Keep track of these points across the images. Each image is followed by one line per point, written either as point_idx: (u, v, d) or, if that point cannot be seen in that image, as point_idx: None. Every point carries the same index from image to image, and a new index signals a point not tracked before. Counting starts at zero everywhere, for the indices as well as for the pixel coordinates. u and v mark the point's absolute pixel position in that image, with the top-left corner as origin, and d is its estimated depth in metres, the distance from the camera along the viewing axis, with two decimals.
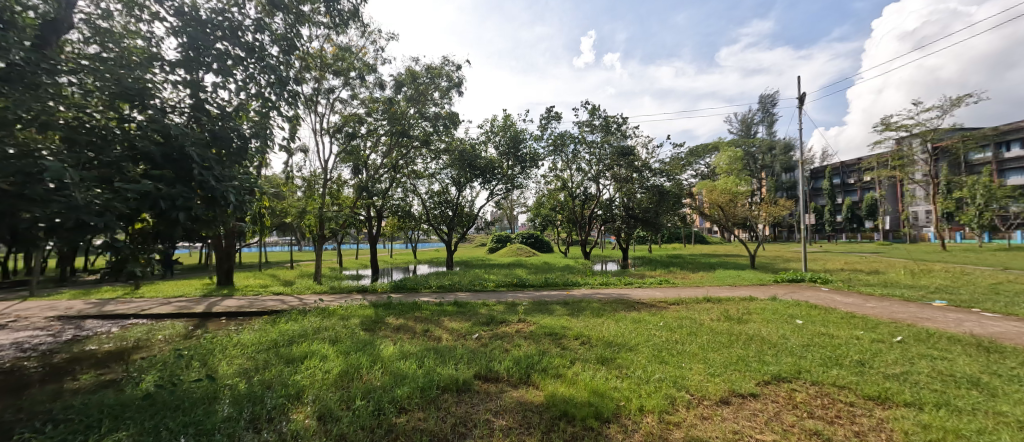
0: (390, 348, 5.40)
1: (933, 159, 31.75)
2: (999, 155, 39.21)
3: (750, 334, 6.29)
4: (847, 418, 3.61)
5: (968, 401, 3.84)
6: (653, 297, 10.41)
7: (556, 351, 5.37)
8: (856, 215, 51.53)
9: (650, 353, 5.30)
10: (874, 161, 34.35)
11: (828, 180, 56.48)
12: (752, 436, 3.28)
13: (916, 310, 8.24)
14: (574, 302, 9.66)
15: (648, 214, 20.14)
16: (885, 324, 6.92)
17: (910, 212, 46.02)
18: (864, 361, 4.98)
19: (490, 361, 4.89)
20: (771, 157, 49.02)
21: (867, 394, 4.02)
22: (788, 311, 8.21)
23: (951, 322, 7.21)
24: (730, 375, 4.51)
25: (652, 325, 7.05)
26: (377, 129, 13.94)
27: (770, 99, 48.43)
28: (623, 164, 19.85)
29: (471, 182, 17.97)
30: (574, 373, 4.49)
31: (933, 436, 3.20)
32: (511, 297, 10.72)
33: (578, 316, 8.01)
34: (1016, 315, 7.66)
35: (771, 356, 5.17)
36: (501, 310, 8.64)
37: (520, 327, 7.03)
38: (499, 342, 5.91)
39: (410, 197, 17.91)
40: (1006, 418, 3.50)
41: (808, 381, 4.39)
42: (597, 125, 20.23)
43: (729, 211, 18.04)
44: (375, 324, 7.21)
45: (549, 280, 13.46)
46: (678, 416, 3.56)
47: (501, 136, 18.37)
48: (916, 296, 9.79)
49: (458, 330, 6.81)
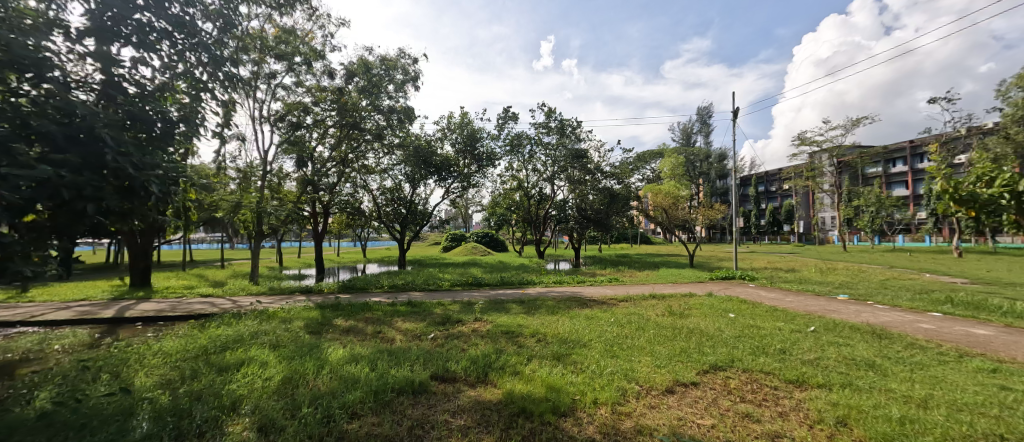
0: (339, 351, 5.12)
1: (838, 171, 36.30)
2: (888, 170, 45.76)
3: (690, 327, 6.77)
4: (773, 401, 4.01)
5: (866, 381, 4.44)
6: (603, 293, 10.89)
7: (514, 349, 5.42)
8: (777, 220, 57.49)
9: (603, 348, 5.52)
10: (791, 171, 38.52)
11: (754, 188, 62.76)
12: (694, 421, 3.54)
13: (825, 303, 9.40)
14: (529, 300, 9.78)
15: (600, 216, 20.38)
16: (801, 316, 7.80)
17: (819, 218, 52.32)
18: (785, 348, 5.58)
19: (448, 362, 4.81)
20: (708, 165, 52.80)
21: (788, 378, 4.48)
22: (721, 305, 8.96)
23: (852, 313, 8.32)
24: (674, 366, 4.83)
25: (604, 321, 7.34)
26: (325, 119, 13.15)
27: (707, 112, 52.62)
28: (576, 166, 20.98)
29: (426, 179, 17.61)
30: (531, 370, 4.56)
31: (840, 413, 3.65)
32: (466, 296, 10.64)
33: (534, 314, 8.07)
34: (900, 306, 9.01)
35: (708, 347, 5.61)
36: (457, 309, 8.54)
37: (477, 326, 6.97)
38: (456, 341, 5.85)
39: (360, 193, 17.14)
40: (895, 394, 4.10)
41: (740, 368, 4.83)
42: (553, 127, 21.02)
43: (671, 214, 19.27)
44: (321, 326, 6.80)
45: (504, 279, 13.41)
46: (629, 407, 3.73)
47: (457, 134, 18.25)
48: (825, 291, 11.15)
49: (412, 330, 6.62)
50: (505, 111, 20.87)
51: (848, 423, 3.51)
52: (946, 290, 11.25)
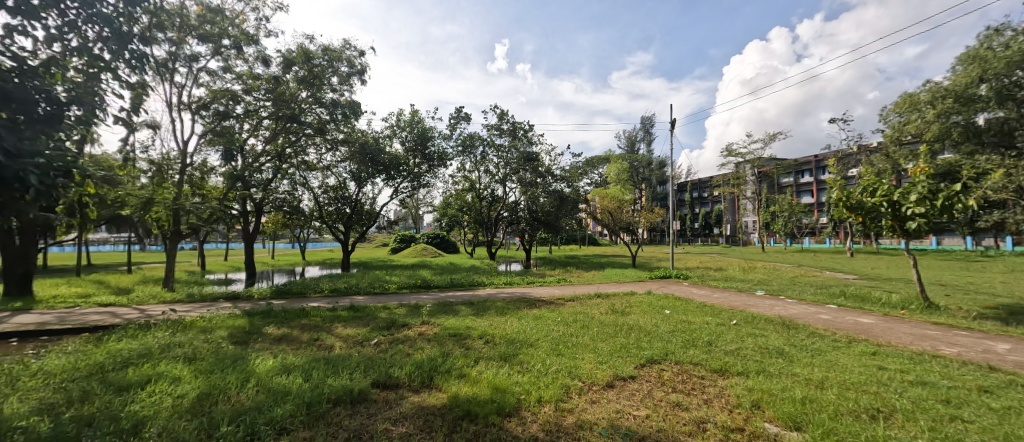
0: (269, 362, 4.71)
1: (759, 180, 40.37)
2: (798, 180, 51.83)
3: (630, 324, 7.13)
4: (700, 389, 4.33)
5: (776, 367, 4.95)
6: (551, 294, 11.12)
7: (461, 352, 5.34)
8: (708, 223, 62.60)
9: (549, 347, 5.63)
10: (721, 179, 42.15)
11: (689, 194, 67.83)
12: (631, 413, 3.70)
13: (747, 298, 10.38)
14: (479, 302, 9.72)
15: (550, 218, 21.37)
16: (726, 311, 8.53)
17: (743, 222, 57.87)
18: (711, 341, 6.06)
19: (391, 368, 4.61)
20: (650, 171, 56.08)
21: (714, 368, 4.87)
22: (658, 302, 9.52)
23: (769, 307, 9.26)
24: (615, 361, 5.04)
25: (551, 321, 7.49)
26: (259, 110, 12.10)
27: (649, 122, 55.92)
28: (528, 169, 21.24)
29: (373, 178, 16.87)
30: (477, 372, 4.52)
31: (755, 396, 4.03)
32: (413, 299, 10.33)
33: (483, 316, 8.02)
34: (806, 300, 10.20)
35: (645, 342, 5.94)
36: (403, 313, 8.24)
37: (424, 330, 6.78)
38: (401, 346, 5.64)
39: (299, 190, 16.02)
40: (799, 377, 4.60)
41: (673, 361, 5.16)
42: (505, 129, 21.16)
43: (616, 217, 20.22)
44: (249, 335, 6.21)
45: (454, 281, 13.20)
46: (572, 403, 3.83)
47: (407, 132, 17.71)
48: (747, 287, 12.33)
49: (354, 336, 6.27)
50: (457, 111, 20.63)
51: (760, 405, 3.88)
52: (842, 285, 12.96)
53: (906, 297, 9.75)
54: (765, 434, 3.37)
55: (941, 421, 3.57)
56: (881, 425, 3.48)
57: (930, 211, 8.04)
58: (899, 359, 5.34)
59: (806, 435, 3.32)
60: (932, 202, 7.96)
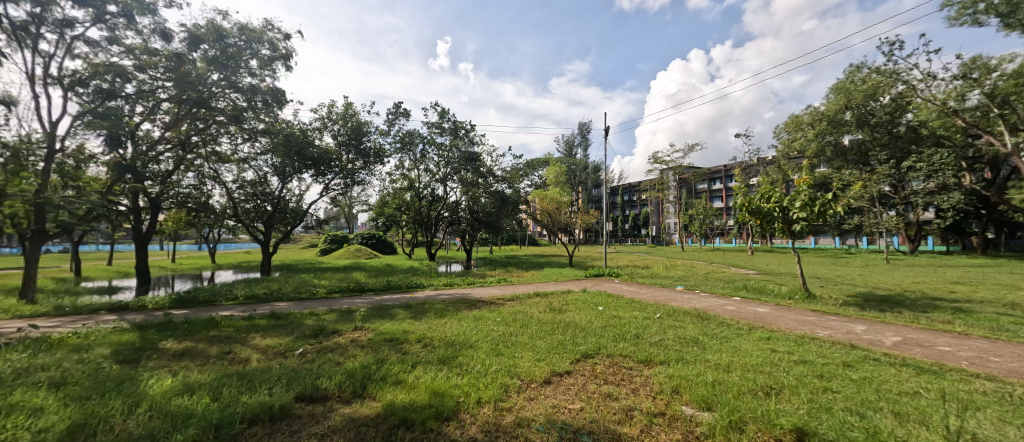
0: (165, 382, 4.02)
1: (680, 186, 44.26)
2: (711, 187, 57.89)
3: (567, 321, 7.32)
4: (627, 379, 4.55)
5: (692, 354, 5.39)
6: (492, 294, 11.06)
7: (397, 357, 5.05)
8: (637, 224, 67.28)
9: (489, 348, 5.54)
10: (648, 184, 45.45)
11: (620, 197, 72.27)
12: (566, 406, 3.76)
13: (671, 293, 11.22)
14: (418, 304, 9.35)
15: (491, 218, 21.67)
16: (653, 305, 9.14)
17: (666, 224, 63.10)
18: (638, 334, 6.45)
19: (318, 379, 4.20)
20: (586, 174, 58.67)
21: (641, 358, 5.15)
22: (592, 299, 9.92)
23: (689, 300, 10.10)
24: (552, 358, 5.12)
25: (491, 321, 7.41)
26: (157, 91, 10.46)
27: (586, 127, 58.52)
28: (469, 169, 21.03)
29: (299, 173, 15.52)
30: (414, 377, 4.29)
31: (673, 383, 4.33)
32: (344, 303, 9.63)
33: (421, 318, 7.72)
34: (719, 293, 11.32)
35: (581, 337, 6.14)
36: (333, 319, 7.63)
37: (357, 336, 6.32)
38: (330, 355, 5.18)
39: (208, 185, 14.20)
40: (710, 362, 5.06)
41: (604, 354, 5.37)
42: (446, 128, 20.77)
43: (554, 217, 20.76)
44: (140, 352, 5.28)
45: (390, 283, 12.59)
46: (510, 401, 3.79)
47: (339, 125, 16.56)
48: (670, 283, 13.38)
49: (274, 347, 5.64)
50: (395, 106, 19.81)
51: (679, 390, 4.18)
52: (748, 279, 14.64)
53: (794, 289, 11.30)
54: (682, 416, 3.63)
55: (818, 393, 4.14)
56: (774, 399, 3.93)
57: (810, 215, 9.42)
58: (788, 342, 6.12)
59: (715, 415, 3.60)
60: (811, 208, 9.33)
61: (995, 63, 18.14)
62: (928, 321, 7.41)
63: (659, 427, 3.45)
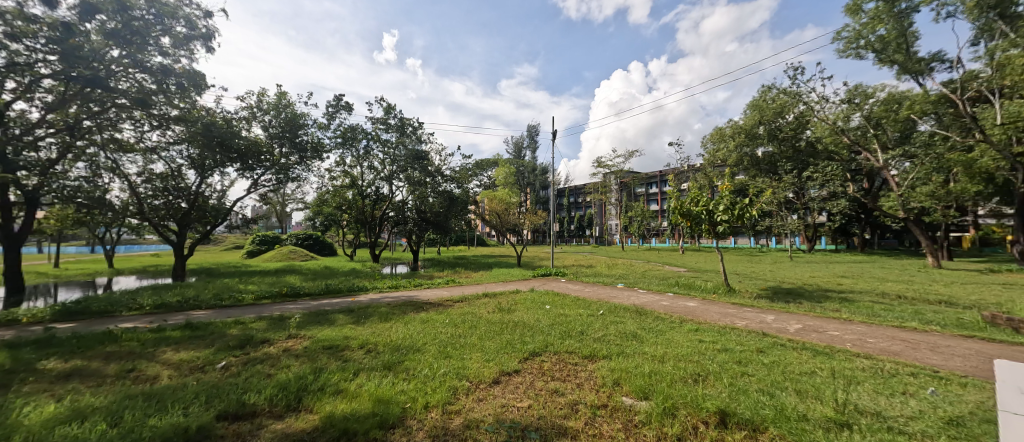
0: (46, 410, 3.43)
1: (621, 189, 46.73)
2: (648, 190, 61.80)
3: (515, 321, 7.39)
4: (572, 374, 4.72)
5: (632, 348, 5.72)
6: (439, 295, 10.87)
7: (337, 365, 4.78)
8: (582, 225, 69.88)
9: (437, 350, 5.45)
10: (592, 186, 47.40)
11: (566, 198, 74.63)
12: (514, 405, 3.82)
13: (612, 291, 11.81)
14: (360, 309, 8.91)
15: (439, 218, 21.19)
16: (597, 303, 9.57)
17: (608, 224, 66.25)
18: (583, 330, 6.72)
19: (244, 394, 3.85)
20: (534, 176, 59.78)
21: (585, 354, 5.37)
22: (540, 298, 10.12)
23: (629, 297, 10.70)
24: (501, 358, 5.15)
25: (439, 323, 7.27)
26: (39, 66, 8.89)
27: (533, 130, 59.60)
28: (416, 167, 20.58)
29: (222, 167, 14.10)
30: (356, 385, 4.09)
31: (614, 375, 4.57)
32: (276, 310, 8.90)
33: (363, 323, 7.37)
34: (655, 290, 12.14)
35: (529, 336, 6.26)
36: (263, 327, 7.03)
37: (290, 345, 5.87)
38: (259, 367, 4.76)
39: (106, 178, 12.41)
40: (646, 354, 5.41)
41: (551, 352, 5.52)
42: (391, 124, 20.06)
43: (503, 218, 20.86)
44: (14, 375, 4.47)
45: (329, 287, 11.86)
46: (459, 404, 3.76)
47: (272, 116, 15.29)
48: (612, 281, 14.07)
49: (191, 361, 5.07)
50: (336, 99, 18.79)
51: (620, 382, 4.42)
52: (680, 276, 15.85)
53: (718, 284, 12.45)
54: (623, 407, 3.84)
55: (737, 377, 4.60)
56: (701, 385, 4.29)
57: (731, 218, 10.43)
58: (712, 333, 6.73)
59: (651, 403, 3.86)
60: (732, 211, 10.34)
61: (872, 90, 21.42)
62: (823, 310, 8.56)
63: (602, 419, 3.61)
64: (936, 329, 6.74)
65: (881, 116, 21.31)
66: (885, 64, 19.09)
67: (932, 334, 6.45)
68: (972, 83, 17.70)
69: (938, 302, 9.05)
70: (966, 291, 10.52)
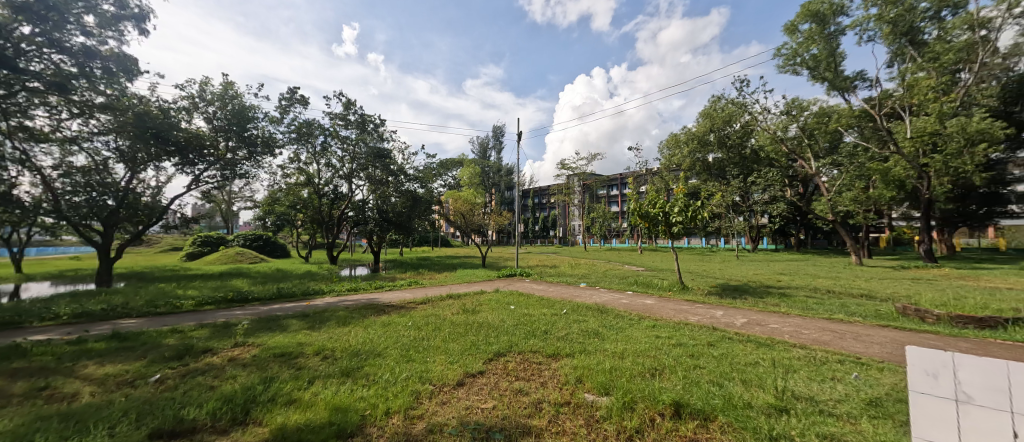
0: None
1: (584, 191, 47.93)
2: (610, 192, 63.80)
3: (479, 321, 7.42)
4: (535, 373, 4.83)
5: (594, 345, 5.92)
6: (402, 298, 10.66)
7: (290, 373, 4.60)
8: (546, 226, 70.90)
9: (399, 354, 5.37)
10: (557, 188, 48.23)
11: (531, 199, 75.42)
12: (479, 407, 3.86)
13: (575, 290, 12.12)
14: (316, 313, 8.56)
15: (402, 218, 20.65)
16: (560, 302, 9.79)
17: (572, 225, 67.69)
18: (547, 329, 6.87)
19: (182, 409, 3.63)
20: (499, 177, 59.91)
21: (549, 353, 5.50)
22: (505, 299, 10.20)
23: (590, 296, 11.03)
24: (465, 359, 5.17)
25: (401, 326, 7.15)
26: None
27: (499, 131, 59.82)
28: (378, 166, 20.20)
29: (158, 161, 13.02)
30: (311, 394, 3.98)
31: (576, 373, 4.73)
32: (221, 316, 8.36)
33: (320, 328, 7.11)
34: (615, 288, 12.58)
35: (493, 337, 6.32)
36: (205, 336, 6.59)
37: (237, 354, 5.56)
38: (200, 379, 4.47)
39: (16, 171, 11.09)
40: (608, 351, 5.62)
41: (516, 351, 5.61)
42: (351, 120, 19.42)
43: (468, 219, 20.74)
44: None
45: (281, 291, 11.27)
46: (422, 408, 3.75)
47: (216, 107, 14.31)
48: (574, 281, 14.42)
49: (120, 375, 4.68)
50: (291, 92, 17.93)
51: (582, 379, 4.58)
52: (638, 275, 16.53)
53: (673, 283, 13.10)
54: (585, 403, 3.98)
55: (690, 370, 4.90)
56: (658, 379, 4.54)
57: (685, 219, 11.03)
58: (665, 329, 7.10)
59: (612, 398, 4.03)
60: (686, 213, 10.94)
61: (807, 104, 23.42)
62: (765, 305, 9.26)
63: (565, 416, 3.74)
64: (858, 320, 7.53)
65: (814, 127, 23.17)
66: (818, 80, 20.95)
67: (855, 325, 7.19)
68: (888, 101, 19.90)
69: (860, 296, 10.10)
70: (884, 286, 11.79)
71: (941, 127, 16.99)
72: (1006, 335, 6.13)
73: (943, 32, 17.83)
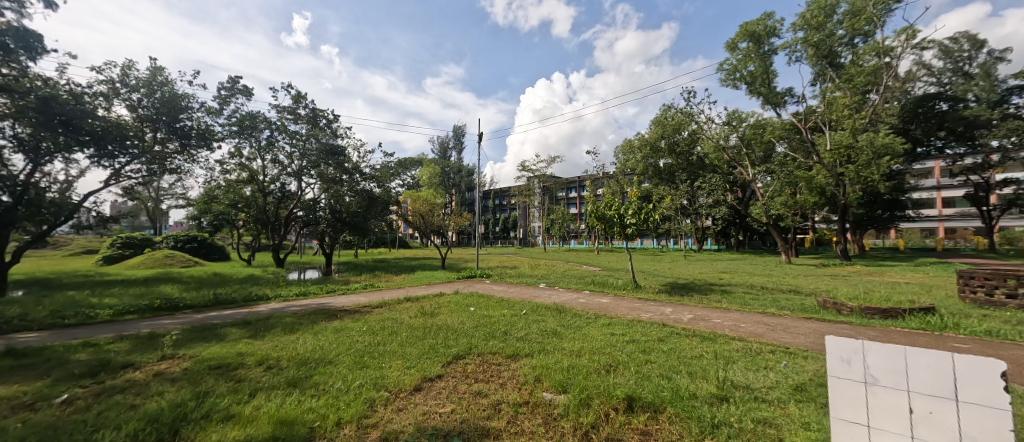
0: None
1: (544, 193, 48.70)
2: (568, 195, 65.26)
3: (439, 324, 7.37)
4: (494, 374, 4.89)
5: (552, 344, 6.09)
6: (356, 302, 10.31)
7: (229, 386, 4.32)
8: (507, 227, 71.20)
9: (352, 361, 5.22)
10: (517, 189, 48.65)
11: (492, 200, 75.45)
12: (436, 411, 3.85)
13: (534, 291, 12.32)
14: (258, 320, 8.05)
15: (356, 219, 20.21)
16: (519, 302, 9.92)
17: (532, 226, 68.48)
18: (507, 330, 6.96)
19: (94, 433, 3.31)
20: (460, 177, 59.41)
21: (507, 354, 5.58)
22: (464, 301, 10.18)
23: (549, 296, 11.27)
24: (423, 363, 5.12)
25: (356, 332, 6.93)
26: None
27: (460, 131, 59.37)
28: (331, 163, 19.23)
29: (70, 153, 11.64)
30: (253, 408, 3.78)
31: (533, 372, 4.85)
32: (146, 327, 7.62)
33: (263, 336, 6.71)
34: (572, 288, 12.92)
35: (452, 339, 6.30)
36: (126, 349, 5.98)
37: (164, 368, 5.11)
38: (118, 397, 4.08)
39: None
40: (565, 350, 5.81)
41: (475, 354, 5.64)
42: (302, 115, 18.45)
43: (427, 220, 20.36)
44: None
45: (218, 297, 10.46)
46: (376, 416, 3.68)
47: (142, 94, 13.03)
48: (533, 282, 14.62)
49: (18, 397, 4.14)
50: (233, 82, 16.75)
51: (540, 378, 4.71)
52: (594, 275, 17.06)
53: (626, 282, 13.69)
54: (542, 402, 4.10)
55: (641, 364, 5.19)
56: (611, 375, 4.77)
57: (638, 221, 11.60)
58: (618, 326, 7.44)
59: (567, 396, 4.19)
60: (639, 215, 11.52)
61: (745, 116, 25.42)
62: (708, 302, 9.93)
63: (523, 416, 3.83)
64: (787, 313, 8.30)
65: (752, 137, 25.18)
66: (755, 95, 22.80)
67: (785, 318, 7.93)
68: (812, 116, 22.09)
69: (788, 291, 11.16)
70: (808, 282, 13.05)
71: (854, 141, 19.14)
72: (903, 323, 7.06)
73: (856, 56, 20.10)
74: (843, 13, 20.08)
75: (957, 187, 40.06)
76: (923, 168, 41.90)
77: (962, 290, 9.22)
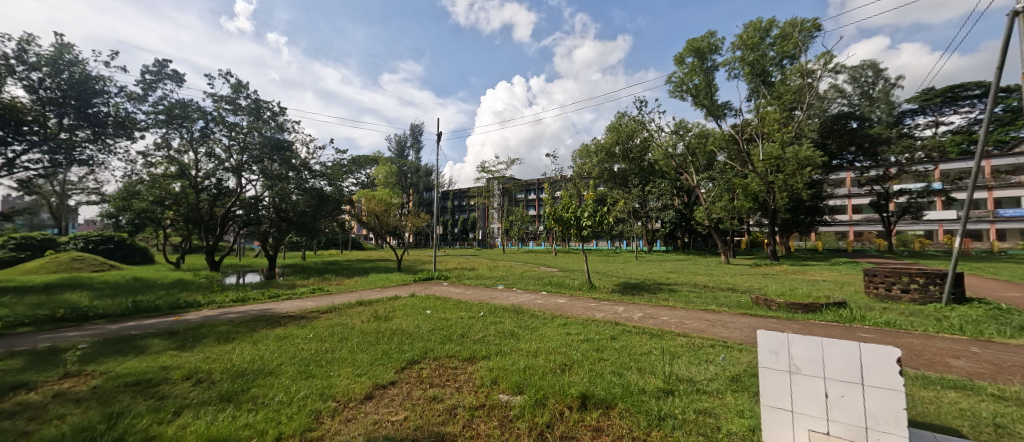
0: None
1: (503, 194, 48.76)
2: (527, 197, 65.83)
3: (392, 329, 7.13)
4: (450, 379, 4.80)
5: (509, 346, 6.10)
6: (303, 307, 9.70)
7: (148, 405, 3.89)
8: (465, 228, 70.37)
9: (296, 371, 4.89)
10: (476, 190, 48.33)
11: (450, 201, 74.24)
12: (388, 420, 3.71)
13: (492, 292, 12.27)
14: (187, 330, 7.31)
15: (303, 219, 19.30)
16: (477, 305, 9.82)
17: (490, 228, 68.22)
18: (463, 333, 6.86)
19: None
20: (417, 177, 57.91)
21: (464, 357, 5.51)
22: (420, 304, 9.91)
23: (507, 297, 11.27)
24: (374, 370, 4.91)
25: (301, 339, 6.52)
26: None
27: (417, 130, 57.85)
28: (276, 159, 18.01)
29: None
30: (178, 428, 3.42)
31: (489, 375, 4.83)
32: (47, 341, 6.63)
33: (193, 347, 6.11)
34: (530, 290, 13.02)
35: (406, 344, 6.10)
36: (18, 368, 5.16)
37: (68, 387, 4.49)
38: (4, 424, 3.51)
39: None
40: (522, 351, 5.83)
41: (431, 358, 5.49)
42: (242, 105, 17.08)
43: (382, 220, 19.63)
44: None
45: (138, 305, 9.35)
46: (321, 429, 3.47)
47: (45, 74, 11.42)
48: (490, 283, 14.53)
49: None
50: (160, 66, 15.16)
51: (496, 381, 4.69)
52: (552, 276, 17.28)
53: (582, 283, 14.02)
54: (498, 404, 4.09)
55: (596, 362, 5.34)
56: (566, 374, 4.87)
57: (592, 223, 11.96)
58: (574, 325, 7.61)
59: (523, 397, 4.21)
60: (593, 217, 11.89)
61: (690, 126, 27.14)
62: (657, 300, 10.43)
63: (478, 419, 3.79)
64: (726, 310, 8.92)
65: (697, 145, 26.92)
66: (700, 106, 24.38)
67: (724, 314, 8.52)
68: (747, 128, 24.05)
69: (727, 289, 12.03)
70: (745, 280, 14.12)
71: (783, 152, 21.08)
72: (821, 317, 7.87)
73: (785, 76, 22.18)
74: (774, 36, 22.06)
75: (864, 195, 45.46)
76: (838, 178, 47.06)
77: (867, 285, 10.46)
